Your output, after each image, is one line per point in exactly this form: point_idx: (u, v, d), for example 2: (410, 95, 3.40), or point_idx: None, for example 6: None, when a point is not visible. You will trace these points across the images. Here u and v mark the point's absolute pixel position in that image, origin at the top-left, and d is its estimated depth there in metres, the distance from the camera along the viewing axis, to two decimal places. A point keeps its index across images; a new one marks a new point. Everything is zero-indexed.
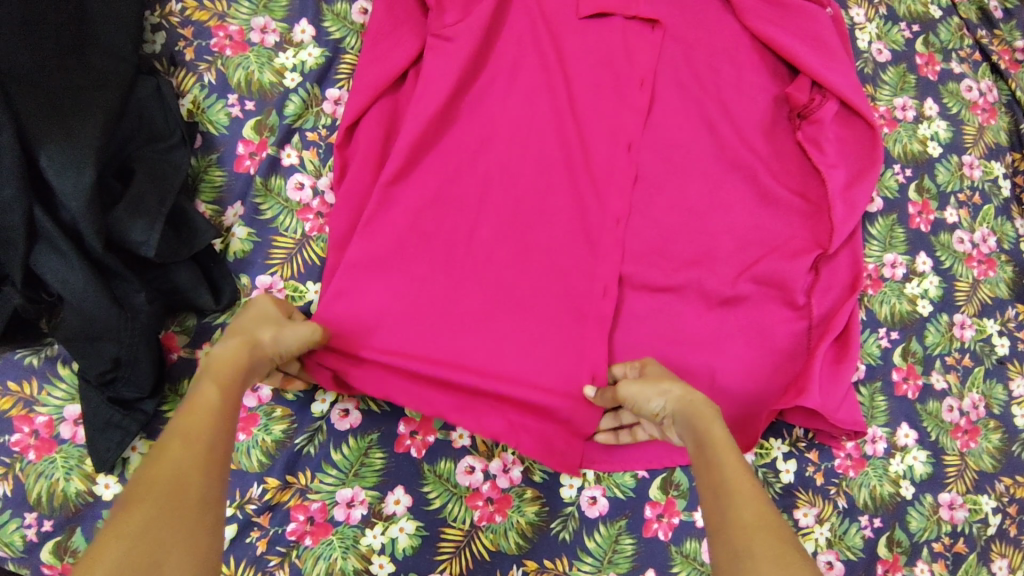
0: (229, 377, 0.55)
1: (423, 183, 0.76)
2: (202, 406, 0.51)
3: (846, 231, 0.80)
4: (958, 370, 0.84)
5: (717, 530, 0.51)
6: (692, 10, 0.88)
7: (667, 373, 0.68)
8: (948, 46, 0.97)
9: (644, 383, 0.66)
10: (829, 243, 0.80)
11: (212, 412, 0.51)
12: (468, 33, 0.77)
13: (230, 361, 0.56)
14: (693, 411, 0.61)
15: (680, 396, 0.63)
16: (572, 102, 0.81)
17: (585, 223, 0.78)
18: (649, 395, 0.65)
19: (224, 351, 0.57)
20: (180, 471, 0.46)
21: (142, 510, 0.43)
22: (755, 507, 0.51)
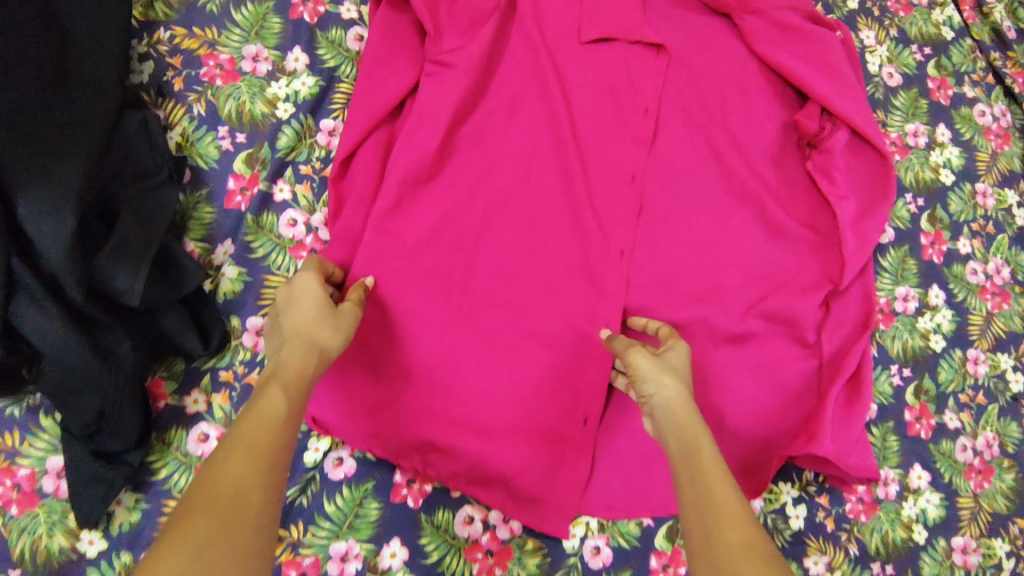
0: (302, 385, 0.56)
1: (420, 218, 0.73)
2: (269, 416, 0.53)
3: (858, 265, 0.78)
4: (971, 409, 0.82)
5: (702, 549, 0.54)
6: (696, 35, 0.85)
7: (684, 371, 0.64)
8: (960, 69, 0.94)
9: (655, 365, 0.63)
10: (841, 278, 0.77)
11: (275, 425, 0.52)
12: (467, 58, 0.74)
13: (302, 371, 0.57)
14: (682, 418, 0.61)
15: (673, 400, 0.61)
16: (575, 132, 0.79)
17: (589, 258, 0.76)
18: (650, 379, 0.62)
19: (290, 357, 0.57)
20: (243, 489, 0.48)
21: (201, 525, 0.45)
22: (742, 529, 0.53)
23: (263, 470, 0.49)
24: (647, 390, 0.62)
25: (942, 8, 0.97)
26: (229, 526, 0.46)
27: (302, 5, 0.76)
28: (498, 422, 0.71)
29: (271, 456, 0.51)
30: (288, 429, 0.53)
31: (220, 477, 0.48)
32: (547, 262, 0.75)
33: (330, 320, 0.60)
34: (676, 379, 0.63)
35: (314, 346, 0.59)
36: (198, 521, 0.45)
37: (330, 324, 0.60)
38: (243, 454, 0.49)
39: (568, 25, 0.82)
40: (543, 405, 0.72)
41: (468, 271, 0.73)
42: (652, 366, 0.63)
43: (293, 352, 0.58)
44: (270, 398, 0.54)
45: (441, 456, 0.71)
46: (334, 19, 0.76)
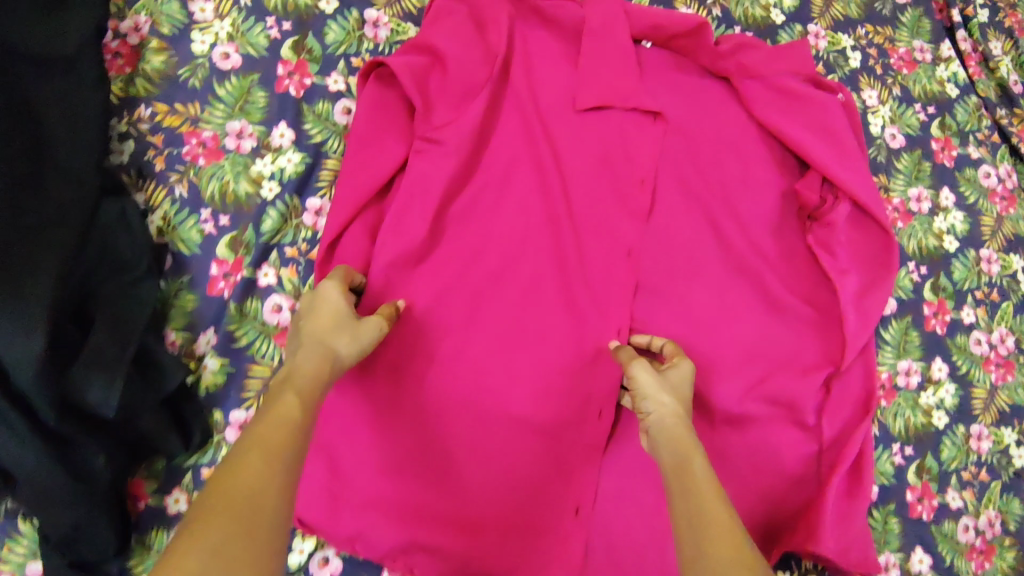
0: (313, 388, 0.54)
1: (412, 302, 0.71)
2: (284, 416, 0.50)
3: (860, 344, 0.76)
4: (974, 487, 0.81)
5: (689, 564, 0.51)
6: (694, 102, 0.83)
7: (683, 389, 0.65)
8: (965, 128, 0.93)
9: (655, 381, 0.64)
10: (842, 359, 0.76)
11: (290, 427, 0.50)
12: (457, 135, 0.72)
13: (315, 377, 0.55)
14: (672, 434, 0.60)
15: (670, 416, 0.62)
16: (569, 205, 0.77)
17: (585, 339, 0.74)
18: (648, 394, 0.63)
19: (305, 360, 0.56)
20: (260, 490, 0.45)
21: (217, 527, 0.42)
22: (732, 545, 0.51)
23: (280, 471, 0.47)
24: (645, 406, 0.64)
25: (947, 63, 0.95)
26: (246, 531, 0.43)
27: (288, 77, 0.73)
28: (488, 512, 0.70)
29: (286, 454, 0.48)
30: (302, 431, 0.51)
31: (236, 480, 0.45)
32: (543, 342, 0.73)
33: (348, 331, 0.60)
34: (673, 395, 0.64)
35: (329, 355, 0.58)
36: (217, 525, 0.42)
37: (347, 334, 0.59)
38: (258, 451, 0.47)
39: (563, 93, 0.80)
40: (537, 493, 0.71)
41: (461, 355, 0.72)
42: (652, 380, 0.64)
43: (308, 357, 0.56)
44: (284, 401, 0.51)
45: (430, 555, 0.69)
46: (321, 91, 0.74)
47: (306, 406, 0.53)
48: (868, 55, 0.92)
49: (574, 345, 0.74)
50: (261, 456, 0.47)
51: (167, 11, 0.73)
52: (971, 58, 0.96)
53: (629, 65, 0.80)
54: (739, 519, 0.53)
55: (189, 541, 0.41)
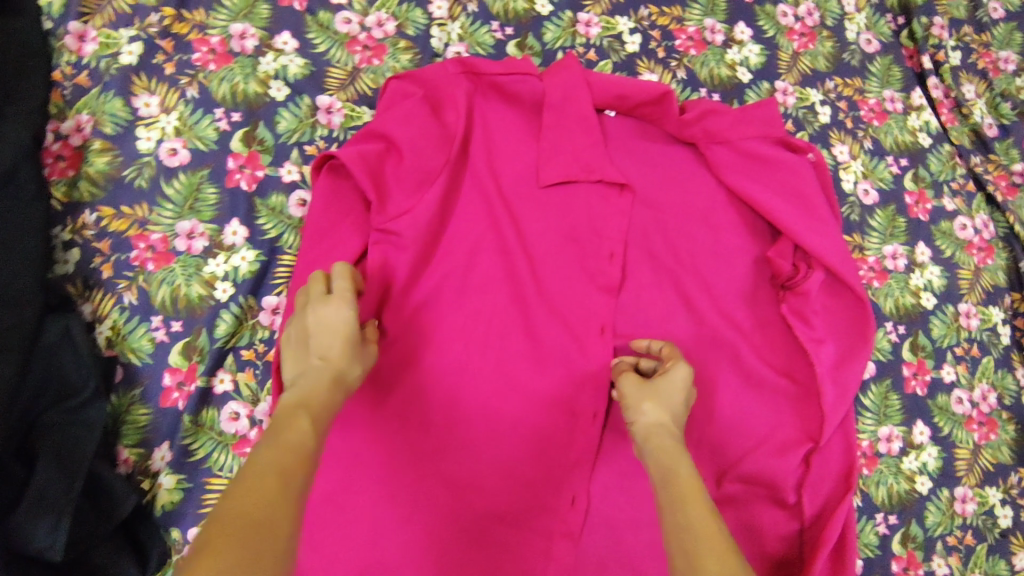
0: (325, 415, 0.52)
1: (377, 399, 0.70)
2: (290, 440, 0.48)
3: (838, 418, 0.74)
4: (960, 551, 0.80)
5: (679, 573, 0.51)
6: (661, 171, 0.82)
7: (675, 395, 0.64)
8: (940, 178, 0.91)
9: (638, 392, 0.64)
10: (820, 435, 0.73)
11: (303, 450, 0.48)
12: (414, 225, 0.70)
13: (327, 404, 0.53)
14: (659, 444, 0.60)
15: (655, 424, 0.62)
16: (536, 287, 0.75)
17: (556, 427, 0.72)
18: (631, 405, 0.64)
19: (315, 384, 0.53)
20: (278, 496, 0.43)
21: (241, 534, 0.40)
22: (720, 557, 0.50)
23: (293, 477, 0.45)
24: (632, 414, 0.64)
25: (919, 112, 0.93)
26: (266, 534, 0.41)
27: (239, 171, 0.71)
28: None
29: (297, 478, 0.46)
30: (313, 455, 0.48)
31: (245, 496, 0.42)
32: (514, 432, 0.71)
33: (357, 354, 0.57)
34: (658, 405, 0.63)
35: (339, 381, 0.55)
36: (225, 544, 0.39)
37: (354, 356, 0.57)
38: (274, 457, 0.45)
39: (525, 169, 0.77)
40: None
41: (428, 451, 0.70)
42: (637, 391, 0.64)
43: (309, 375, 0.54)
44: (297, 424, 0.49)
45: None
46: (274, 183, 0.72)
47: (321, 436, 0.51)
48: (838, 108, 0.90)
49: (543, 433, 0.72)
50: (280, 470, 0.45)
51: (110, 109, 0.71)
52: (942, 105, 0.94)
53: (592, 137, 0.78)
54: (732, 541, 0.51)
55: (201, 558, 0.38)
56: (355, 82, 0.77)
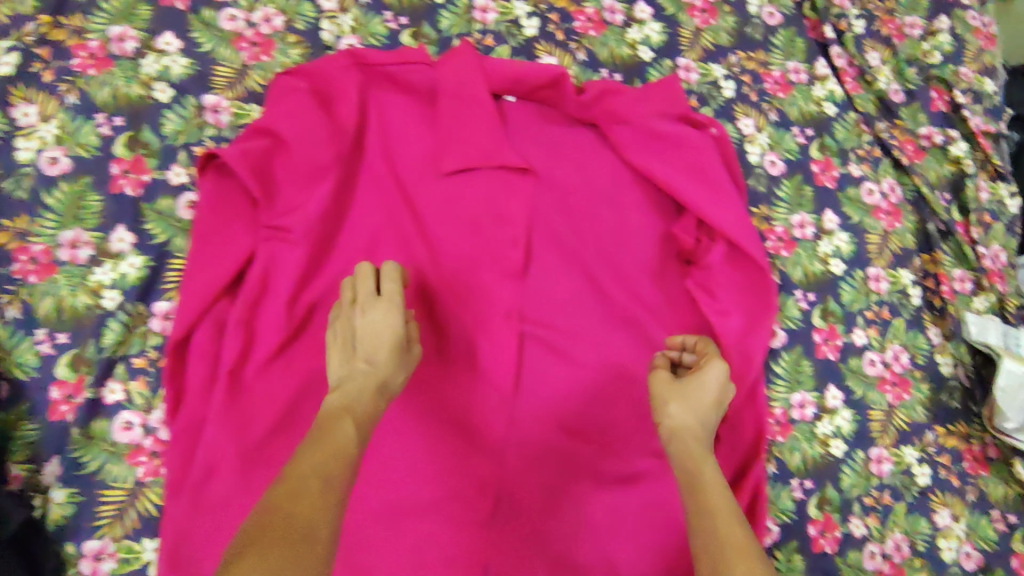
0: (371, 420, 0.56)
1: (267, 400, 0.67)
2: (339, 450, 0.51)
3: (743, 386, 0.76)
4: (878, 511, 0.81)
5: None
6: (564, 152, 0.81)
7: (707, 396, 0.64)
8: (846, 146, 0.92)
9: (669, 391, 0.64)
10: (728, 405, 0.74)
11: (344, 455, 0.51)
12: (305, 221, 0.70)
13: (370, 411, 0.56)
14: (685, 445, 0.61)
15: (678, 425, 0.62)
16: (439, 275, 0.75)
17: (464, 414, 0.73)
18: (659, 404, 0.64)
19: (359, 390, 0.57)
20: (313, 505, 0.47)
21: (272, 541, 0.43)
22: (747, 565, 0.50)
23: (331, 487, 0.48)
24: (658, 412, 0.64)
25: (823, 81, 0.94)
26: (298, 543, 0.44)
27: (123, 176, 0.70)
28: None
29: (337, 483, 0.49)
30: (355, 460, 0.52)
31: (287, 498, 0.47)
32: None
33: (399, 358, 0.60)
34: (686, 406, 0.63)
35: (382, 386, 0.58)
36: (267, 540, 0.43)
37: (400, 368, 0.60)
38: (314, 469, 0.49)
39: (424, 158, 0.77)
40: None
41: None
42: (668, 389, 0.64)
43: (361, 386, 0.57)
44: (342, 430, 0.53)
45: None
46: (161, 187, 0.71)
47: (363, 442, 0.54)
48: (742, 82, 0.91)
49: (451, 420, 0.73)
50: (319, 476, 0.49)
51: None
52: (847, 73, 0.95)
53: (490, 123, 0.77)
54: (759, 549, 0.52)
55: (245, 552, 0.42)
56: (243, 80, 0.76)
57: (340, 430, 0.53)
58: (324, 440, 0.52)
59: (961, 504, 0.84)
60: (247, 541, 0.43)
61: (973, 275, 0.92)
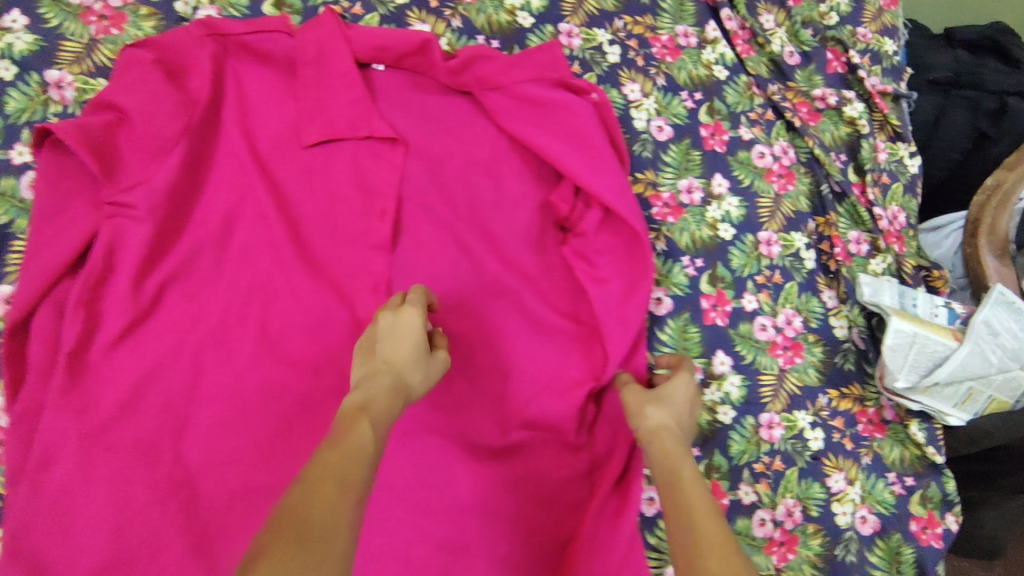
0: (386, 421, 0.55)
1: (114, 381, 0.66)
2: (356, 451, 0.51)
3: (622, 351, 0.75)
4: (769, 478, 0.80)
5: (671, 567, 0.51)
6: (438, 122, 0.79)
7: (678, 403, 0.67)
8: (736, 109, 0.91)
9: (640, 398, 0.67)
10: (602, 374, 0.75)
11: (359, 458, 0.50)
12: (149, 195, 0.67)
13: (387, 411, 0.55)
14: (663, 444, 0.62)
15: (654, 425, 0.64)
16: (299, 251, 0.73)
17: (327, 392, 0.70)
18: (634, 412, 0.66)
19: (377, 389, 0.56)
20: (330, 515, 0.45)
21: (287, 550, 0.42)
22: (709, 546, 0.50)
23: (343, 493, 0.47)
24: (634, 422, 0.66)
25: (713, 45, 0.92)
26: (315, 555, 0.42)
27: None
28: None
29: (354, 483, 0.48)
30: (370, 466, 0.51)
31: (304, 499, 0.46)
32: (282, 402, 0.69)
33: (419, 361, 0.60)
34: (660, 409, 0.66)
35: (400, 386, 0.58)
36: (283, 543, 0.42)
37: (421, 370, 0.60)
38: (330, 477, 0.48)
39: (284, 130, 0.75)
40: None
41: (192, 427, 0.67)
42: (639, 397, 0.67)
43: (380, 385, 0.57)
44: (358, 431, 0.52)
45: None
46: (3, 166, 0.70)
47: (379, 445, 0.53)
48: (628, 47, 0.89)
49: (314, 399, 0.70)
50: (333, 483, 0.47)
51: None
52: (738, 36, 0.93)
53: (354, 92, 0.75)
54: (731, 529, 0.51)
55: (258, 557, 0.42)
56: (92, 53, 0.75)
57: (358, 431, 0.52)
58: (342, 440, 0.51)
59: (856, 468, 0.82)
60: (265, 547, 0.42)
61: (869, 237, 0.91)
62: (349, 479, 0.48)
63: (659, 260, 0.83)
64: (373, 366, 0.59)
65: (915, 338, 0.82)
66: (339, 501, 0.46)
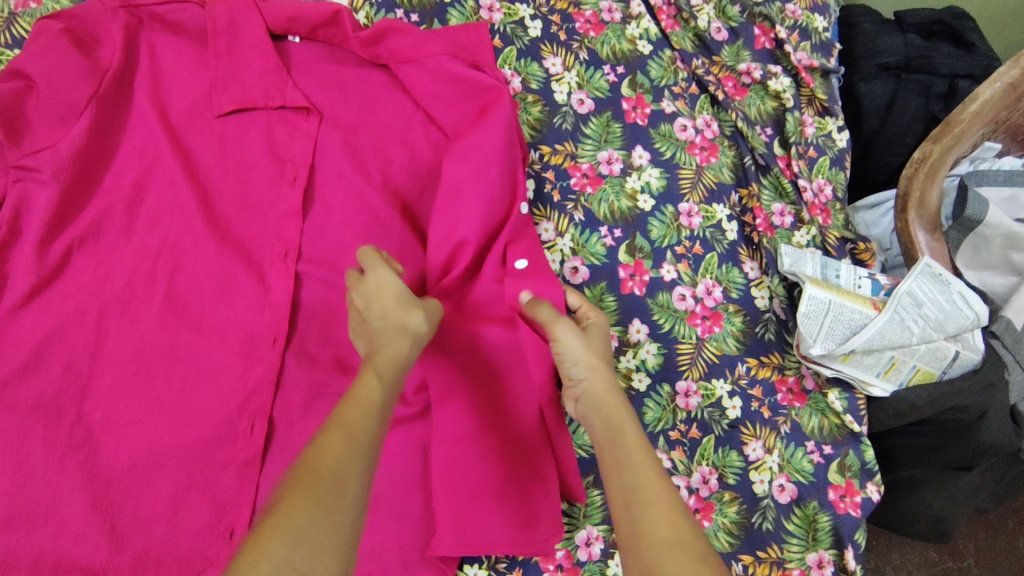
0: (394, 375, 0.57)
1: (15, 341, 0.67)
2: (363, 402, 0.53)
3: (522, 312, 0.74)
4: (684, 445, 0.80)
5: (630, 544, 0.51)
6: (353, 93, 0.81)
7: (604, 349, 0.67)
8: (659, 84, 0.91)
9: (579, 347, 0.64)
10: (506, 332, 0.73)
11: (371, 414, 0.53)
12: (54, 160, 0.69)
13: (394, 355, 0.58)
14: (607, 399, 0.62)
15: (596, 378, 0.63)
16: (208, 215, 0.74)
17: (232, 353, 0.71)
18: (575, 360, 0.64)
19: (388, 343, 0.59)
20: (342, 475, 0.47)
21: (304, 509, 0.44)
22: (671, 525, 0.50)
23: (361, 453, 0.49)
24: (573, 370, 0.64)
25: (638, 20, 0.93)
26: (329, 511, 0.45)
27: None
28: (130, 551, 0.65)
29: (362, 441, 0.51)
30: (382, 422, 0.54)
31: (319, 458, 0.48)
32: (186, 363, 0.70)
33: (421, 307, 0.63)
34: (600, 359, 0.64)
35: (408, 333, 0.60)
36: (301, 497, 0.45)
37: (420, 311, 0.62)
38: (341, 433, 0.50)
39: (198, 100, 0.77)
40: (185, 523, 0.66)
41: (94, 387, 0.68)
42: (574, 345, 0.64)
43: (388, 337, 0.59)
44: (365, 387, 0.54)
45: None
46: None
47: (386, 391, 0.56)
48: (550, 22, 0.90)
49: (219, 360, 0.71)
50: (345, 439, 0.50)
51: None
52: (662, 11, 0.94)
53: (266, 62, 0.77)
54: (678, 495, 0.52)
55: (275, 512, 0.44)
56: (11, 27, 0.78)
57: (365, 383, 0.54)
58: (352, 396, 0.54)
59: (774, 436, 0.82)
60: (287, 491, 0.45)
61: (794, 209, 0.91)
62: (358, 436, 0.51)
63: (574, 230, 0.83)
64: (373, 324, 0.61)
65: (830, 305, 0.83)
66: (354, 461, 0.49)
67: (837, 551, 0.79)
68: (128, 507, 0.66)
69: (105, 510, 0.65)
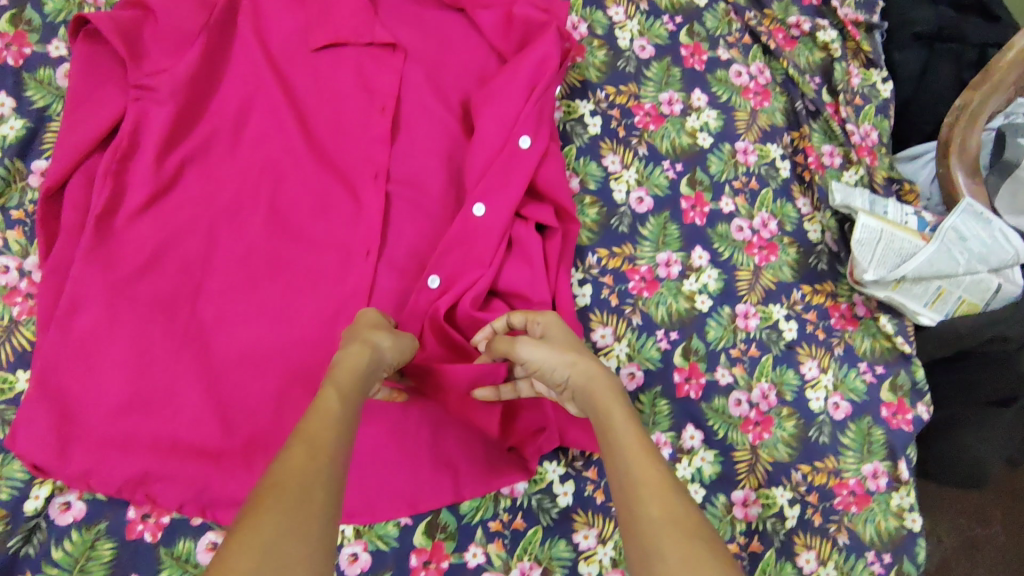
0: (355, 386, 0.54)
1: (135, 243, 0.72)
2: (325, 409, 0.50)
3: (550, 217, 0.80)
4: (745, 362, 0.85)
5: (628, 527, 0.47)
6: (434, 33, 0.87)
7: (575, 344, 0.64)
8: (715, 33, 0.97)
9: (552, 349, 0.62)
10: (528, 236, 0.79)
11: (335, 416, 0.50)
12: (171, 83, 0.75)
13: (355, 365, 0.56)
14: (592, 394, 0.59)
15: (582, 369, 0.61)
16: (305, 137, 0.79)
17: (327, 263, 0.76)
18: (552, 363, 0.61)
19: (350, 352, 0.57)
20: (307, 486, 0.43)
21: (270, 520, 0.40)
22: (665, 504, 0.47)
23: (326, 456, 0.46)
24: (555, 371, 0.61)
25: None
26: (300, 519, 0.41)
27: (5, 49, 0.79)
28: (242, 433, 0.70)
29: (331, 441, 0.47)
30: (346, 423, 0.50)
31: (284, 469, 0.44)
32: (286, 270, 0.75)
33: (387, 332, 0.62)
34: (578, 353, 0.62)
35: (371, 348, 0.59)
36: (273, 503, 0.41)
37: (388, 336, 0.61)
38: (302, 443, 0.46)
39: (294, 36, 0.82)
40: (291, 415, 0.71)
41: (205, 289, 0.73)
42: (547, 350, 0.62)
43: (350, 349, 0.58)
44: (326, 397, 0.51)
45: (167, 483, 0.68)
46: (41, 58, 0.80)
47: (349, 403, 0.52)
48: None
49: (316, 269, 0.75)
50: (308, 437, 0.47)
51: None
52: None
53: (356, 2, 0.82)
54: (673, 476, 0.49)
55: (247, 519, 0.40)
56: None
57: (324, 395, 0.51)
58: (313, 410, 0.50)
59: (828, 356, 0.86)
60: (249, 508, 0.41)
61: (842, 150, 0.96)
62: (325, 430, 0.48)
63: (639, 163, 0.89)
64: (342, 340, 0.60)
65: (882, 234, 0.89)
66: (321, 462, 0.45)
67: (891, 463, 0.84)
68: (238, 396, 0.71)
69: (219, 397, 0.70)
